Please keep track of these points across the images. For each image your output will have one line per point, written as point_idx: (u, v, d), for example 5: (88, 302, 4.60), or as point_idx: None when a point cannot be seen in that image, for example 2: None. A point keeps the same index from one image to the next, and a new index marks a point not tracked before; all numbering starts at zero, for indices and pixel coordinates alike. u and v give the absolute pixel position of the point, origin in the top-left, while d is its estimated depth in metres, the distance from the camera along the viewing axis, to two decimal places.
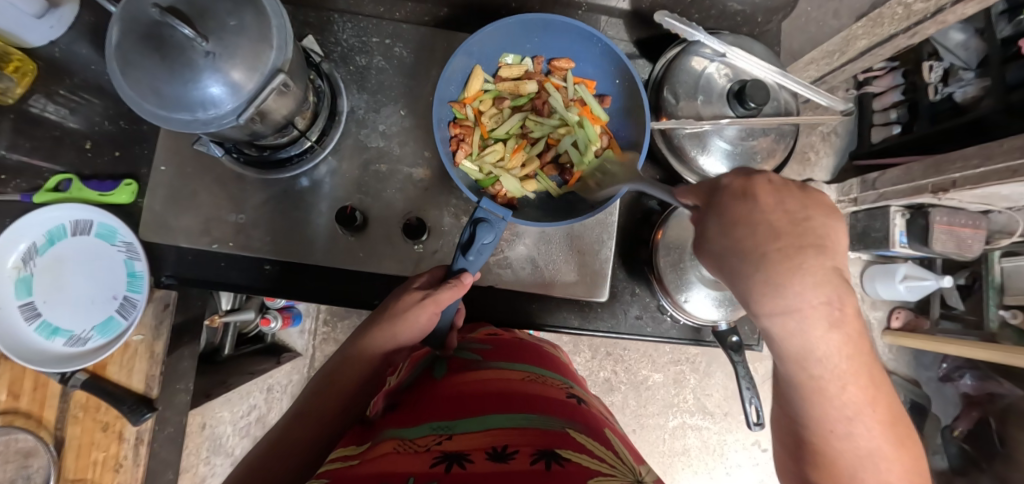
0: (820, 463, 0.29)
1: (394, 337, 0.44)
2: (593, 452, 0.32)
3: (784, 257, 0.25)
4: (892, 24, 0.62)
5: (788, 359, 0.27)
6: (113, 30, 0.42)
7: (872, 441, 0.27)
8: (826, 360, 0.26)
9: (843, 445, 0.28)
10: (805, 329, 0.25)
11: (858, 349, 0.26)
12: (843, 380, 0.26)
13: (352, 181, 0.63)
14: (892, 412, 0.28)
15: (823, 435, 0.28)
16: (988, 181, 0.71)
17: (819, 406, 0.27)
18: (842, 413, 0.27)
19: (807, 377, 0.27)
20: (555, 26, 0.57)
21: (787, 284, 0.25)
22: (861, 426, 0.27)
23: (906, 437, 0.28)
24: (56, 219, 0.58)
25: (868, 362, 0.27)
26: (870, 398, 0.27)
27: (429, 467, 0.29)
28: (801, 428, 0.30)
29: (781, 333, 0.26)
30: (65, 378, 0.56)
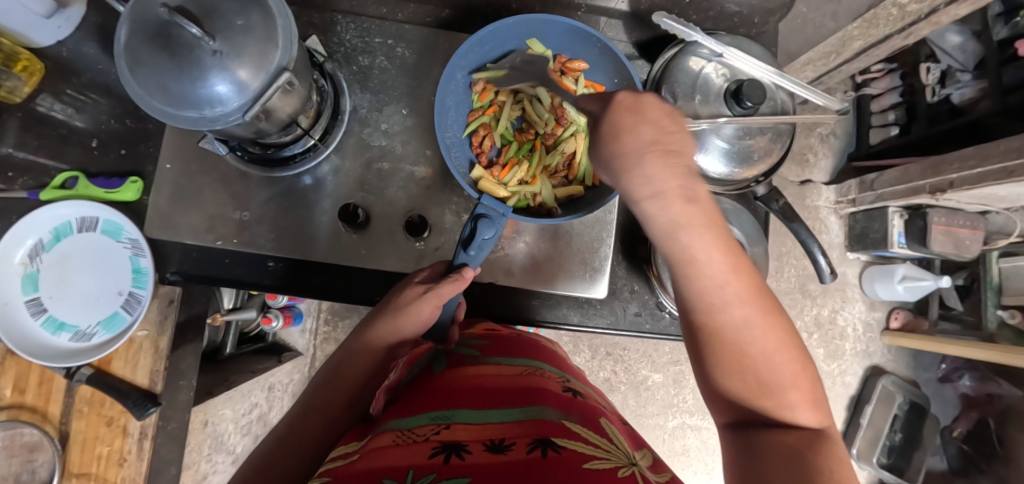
0: (711, 344, 0.33)
1: (396, 331, 0.45)
2: (589, 440, 0.32)
3: (650, 148, 0.34)
4: (889, 25, 0.64)
5: (662, 239, 0.35)
6: (122, 29, 0.43)
7: (743, 309, 0.32)
8: (688, 230, 0.34)
9: (721, 316, 0.33)
10: (665, 207, 0.34)
11: (710, 227, 0.34)
12: (704, 253, 0.34)
13: (355, 179, 0.63)
14: (759, 290, 0.34)
15: (707, 310, 0.33)
16: (985, 182, 0.71)
17: (694, 278, 0.34)
18: (714, 278, 0.33)
19: (678, 249, 0.34)
20: (554, 26, 0.57)
21: (637, 165, 0.35)
22: (729, 295, 0.33)
23: (778, 315, 0.33)
24: (63, 216, 0.59)
25: (719, 234, 0.34)
26: (733, 273, 0.33)
27: (428, 458, 0.30)
28: (691, 315, 0.35)
29: (653, 214, 0.35)
30: (70, 372, 0.57)
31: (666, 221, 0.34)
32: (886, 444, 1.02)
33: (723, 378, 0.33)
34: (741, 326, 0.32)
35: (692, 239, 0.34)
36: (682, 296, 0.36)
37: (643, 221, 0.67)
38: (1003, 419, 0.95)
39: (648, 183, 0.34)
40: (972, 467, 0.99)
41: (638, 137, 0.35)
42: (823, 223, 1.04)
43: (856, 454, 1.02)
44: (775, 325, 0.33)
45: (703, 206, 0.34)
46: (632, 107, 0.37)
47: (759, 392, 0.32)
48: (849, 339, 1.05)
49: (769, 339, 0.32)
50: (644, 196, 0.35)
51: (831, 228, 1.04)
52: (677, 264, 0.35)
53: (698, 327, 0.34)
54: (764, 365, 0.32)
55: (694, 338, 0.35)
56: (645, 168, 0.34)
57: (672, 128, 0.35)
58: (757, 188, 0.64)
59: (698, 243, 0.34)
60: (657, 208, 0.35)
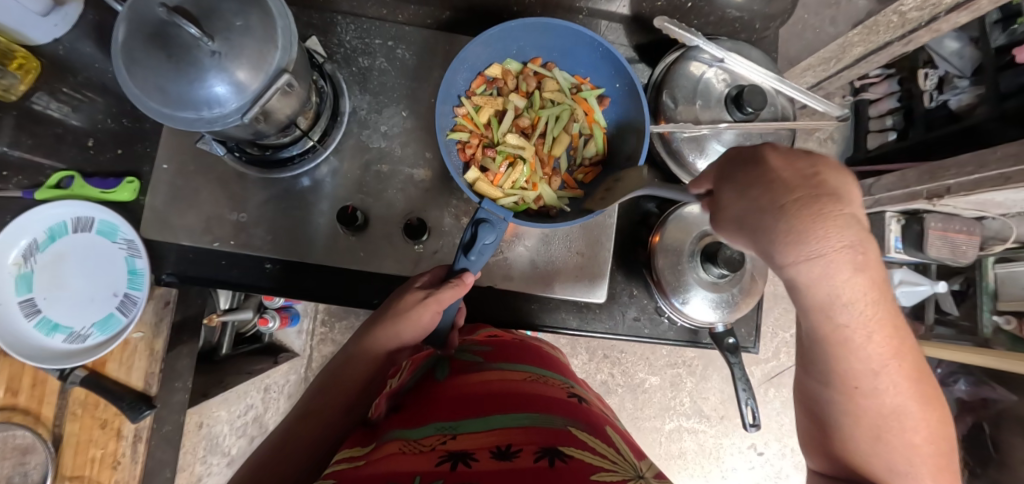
0: (850, 421, 0.34)
1: (396, 336, 0.45)
2: (594, 448, 0.32)
3: (796, 202, 0.31)
4: (888, 31, 0.64)
5: (816, 311, 0.32)
6: (120, 28, 0.42)
7: (898, 400, 0.33)
8: (850, 311, 0.31)
9: (868, 401, 0.33)
10: (833, 278, 0.30)
11: (879, 304, 0.31)
12: (864, 339, 0.32)
13: (354, 181, 0.63)
14: (917, 370, 0.33)
15: (851, 398, 0.34)
16: (982, 188, 0.71)
17: (847, 364, 0.33)
18: (872, 372, 0.32)
19: (835, 334, 0.32)
20: (554, 29, 0.57)
21: (810, 233, 0.30)
22: (883, 383, 0.32)
23: (930, 391, 0.34)
24: (57, 216, 0.58)
25: (886, 317, 0.32)
26: (891, 353, 0.32)
27: (435, 466, 0.29)
28: (831, 390, 0.35)
29: (808, 283, 0.31)
30: (64, 375, 0.56)
31: (829, 295, 0.31)
32: None
33: (853, 449, 0.35)
34: (893, 412, 0.33)
35: (855, 324, 0.31)
36: (824, 373, 0.35)
37: (642, 224, 0.67)
38: (998, 424, 0.95)
39: (813, 251, 0.30)
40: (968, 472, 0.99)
41: (779, 196, 0.32)
42: None
43: None
44: (921, 407, 0.33)
45: (871, 273, 0.31)
46: (748, 159, 0.36)
47: (886, 471, 0.34)
48: None
49: (920, 418, 0.33)
50: (796, 262, 0.31)
51: None
52: (826, 345, 0.33)
53: (834, 406, 0.35)
54: (903, 448, 0.33)
55: (829, 404, 0.35)
56: (817, 235, 0.30)
57: (812, 180, 0.32)
58: None
59: (854, 324, 0.31)
60: (811, 276, 0.31)
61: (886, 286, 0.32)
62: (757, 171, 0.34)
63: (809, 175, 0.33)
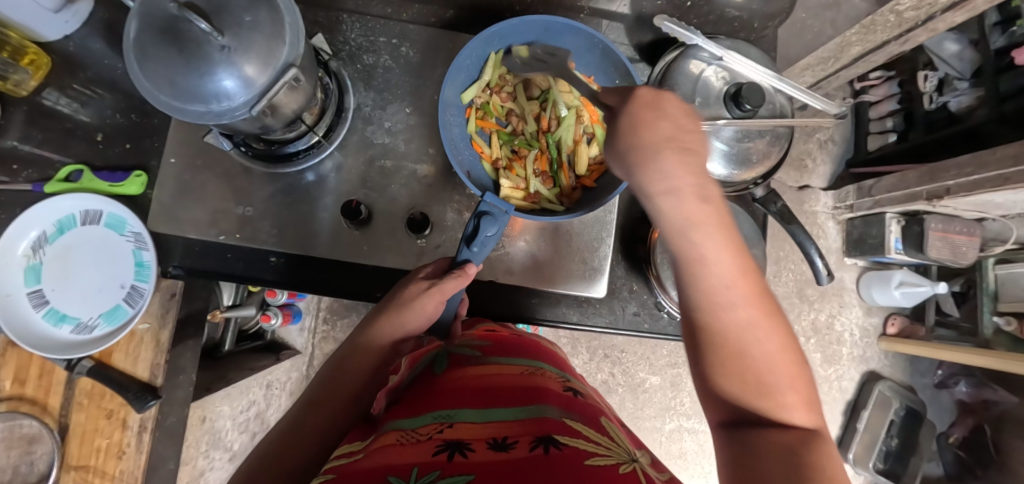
0: (715, 340, 0.32)
1: (401, 326, 0.46)
2: (589, 436, 0.33)
3: (668, 144, 0.35)
4: (886, 31, 0.65)
5: (674, 238, 0.35)
6: (131, 25, 0.43)
7: (748, 313, 0.32)
8: (698, 230, 0.33)
9: (725, 316, 0.32)
10: (680, 204, 0.34)
11: (721, 225, 0.34)
12: (712, 252, 0.33)
13: (358, 177, 0.64)
14: (765, 295, 0.33)
15: (712, 313, 0.33)
16: (981, 188, 0.72)
17: (701, 276, 0.33)
18: (723, 283, 0.33)
19: (691, 252, 0.34)
20: (557, 27, 0.58)
21: (659, 164, 0.34)
22: (734, 296, 0.32)
23: (781, 320, 0.33)
24: (67, 209, 0.59)
25: (726, 237, 0.33)
26: (738, 272, 0.33)
27: (432, 456, 0.30)
28: (693, 313, 0.34)
29: (665, 212, 0.35)
30: (71, 365, 0.57)
31: (678, 219, 0.34)
32: (883, 450, 1.02)
33: (718, 377, 0.32)
34: (745, 329, 0.32)
35: (705, 242, 0.33)
36: (686, 296, 0.35)
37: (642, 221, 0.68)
38: (998, 426, 0.95)
39: (663, 181, 0.34)
40: (968, 473, 0.99)
41: (655, 132, 0.35)
42: (821, 229, 1.05)
43: (852, 458, 1.03)
44: (777, 330, 0.32)
45: (715, 206, 0.34)
46: (651, 103, 0.37)
47: (757, 393, 0.31)
48: (846, 344, 1.06)
49: (769, 339, 0.31)
50: (659, 194, 0.35)
51: (829, 233, 1.05)
52: (685, 261, 0.34)
53: (701, 329, 0.33)
54: (763, 366, 0.31)
55: (696, 331, 0.34)
56: (662, 164, 0.34)
57: (689, 129, 0.35)
58: (755, 190, 0.64)
59: (705, 240, 0.33)
60: (667, 205, 0.34)
61: (729, 223, 0.35)
62: (644, 116, 0.36)
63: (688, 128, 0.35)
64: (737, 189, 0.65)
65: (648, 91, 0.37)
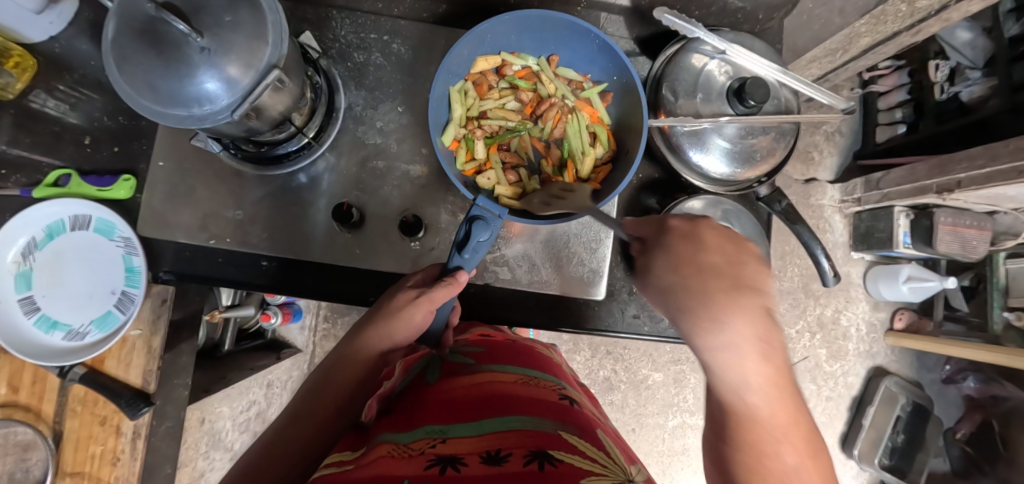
0: None
1: (389, 336, 0.44)
2: (585, 452, 0.32)
3: (727, 291, 0.29)
4: (897, 21, 0.62)
5: (723, 389, 0.31)
6: (109, 26, 0.42)
7: (799, 464, 0.30)
8: (756, 389, 0.30)
9: (773, 468, 0.29)
10: (738, 359, 0.29)
11: (780, 382, 0.30)
12: (767, 410, 0.30)
13: (351, 178, 0.62)
14: (814, 442, 0.31)
15: (759, 462, 0.30)
16: (993, 182, 0.69)
17: (752, 434, 0.30)
18: (777, 433, 0.30)
19: (743, 408, 0.30)
20: (551, 22, 0.56)
21: (721, 320, 0.29)
22: (787, 452, 0.30)
23: (826, 466, 0.31)
24: (55, 214, 0.58)
25: (784, 389, 0.30)
26: (793, 424, 0.30)
27: (424, 470, 0.29)
28: (735, 465, 0.31)
29: (721, 367, 0.30)
30: (63, 372, 0.57)
31: (738, 376, 0.29)
32: (888, 446, 1.01)
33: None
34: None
35: (761, 401, 0.30)
36: (726, 438, 0.32)
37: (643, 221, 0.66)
38: (1006, 421, 0.93)
39: (722, 337, 0.29)
40: (975, 469, 0.98)
41: (703, 275, 0.30)
42: (827, 222, 1.03)
43: (858, 455, 1.01)
44: (822, 480, 0.30)
45: (777, 363, 0.30)
46: (686, 234, 0.33)
47: None
48: (852, 339, 1.04)
49: None
50: (712, 348, 0.29)
51: (836, 228, 1.03)
52: (732, 413, 0.31)
53: (741, 469, 0.31)
54: None
55: (730, 473, 0.31)
56: (721, 318, 0.29)
57: (744, 262, 0.31)
58: (759, 188, 0.62)
59: (763, 398, 0.30)
60: (725, 360, 0.30)
61: (788, 369, 0.31)
62: (689, 252, 0.32)
63: (737, 262, 0.31)
64: (741, 187, 0.62)
65: (683, 223, 0.35)
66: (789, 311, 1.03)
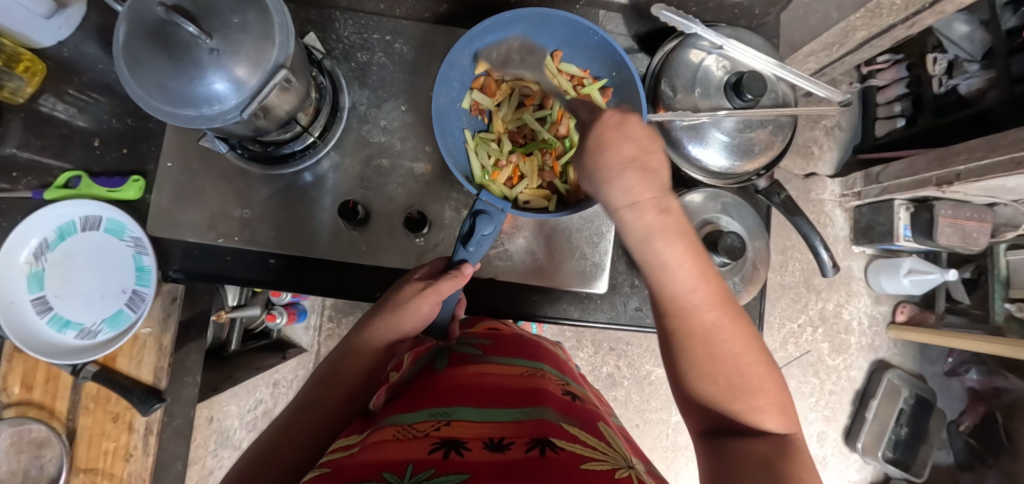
0: (685, 346, 0.37)
1: (395, 327, 0.45)
2: (586, 441, 0.33)
3: (629, 163, 0.41)
4: (892, 14, 0.63)
5: (640, 249, 0.41)
6: (120, 29, 0.43)
7: (719, 323, 0.37)
8: (661, 239, 0.39)
9: (694, 320, 0.37)
10: (640, 215, 0.40)
11: (684, 238, 0.39)
12: (676, 260, 0.39)
13: (355, 176, 0.63)
14: (727, 299, 0.38)
15: (682, 317, 0.38)
16: (992, 174, 0.71)
17: (671, 287, 0.39)
18: (691, 293, 0.38)
19: (655, 259, 0.40)
20: (551, 20, 0.57)
21: (616, 180, 0.41)
22: (699, 301, 0.38)
23: (744, 322, 0.38)
24: (67, 215, 0.59)
25: (689, 246, 0.39)
26: (700, 278, 0.39)
27: (428, 453, 0.30)
28: (667, 319, 0.39)
29: (632, 223, 0.40)
30: (76, 370, 0.58)
31: (641, 229, 0.40)
32: (892, 438, 1.02)
33: (697, 383, 0.37)
34: (714, 331, 0.37)
35: (666, 250, 0.39)
36: (659, 305, 0.40)
37: None
38: (1010, 413, 0.94)
39: (625, 196, 0.40)
40: (980, 461, 0.98)
41: (619, 149, 0.41)
42: (828, 217, 1.03)
43: (861, 448, 1.01)
44: (743, 335, 0.37)
45: (674, 217, 0.40)
46: (616, 126, 0.43)
47: (730, 396, 0.35)
48: (854, 333, 1.05)
49: (734, 338, 0.37)
50: (622, 206, 0.41)
51: (837, 222, 1.03)
52: (652, 271, 0.40)
53: (676, 337, 0.38)
54: (735, 367, 0.36)
55: (670, 337, 0.39)
56: (623, 180, 0.40)
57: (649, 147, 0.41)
58: (758, 181, 0.62)
59: (675, 256, 0.39)
60: (636, 217, 0.40)
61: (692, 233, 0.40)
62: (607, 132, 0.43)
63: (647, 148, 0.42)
64: (740, 181, 0.63)
65: (614, 115, 0.44)
66: (790, 305, 1.04)
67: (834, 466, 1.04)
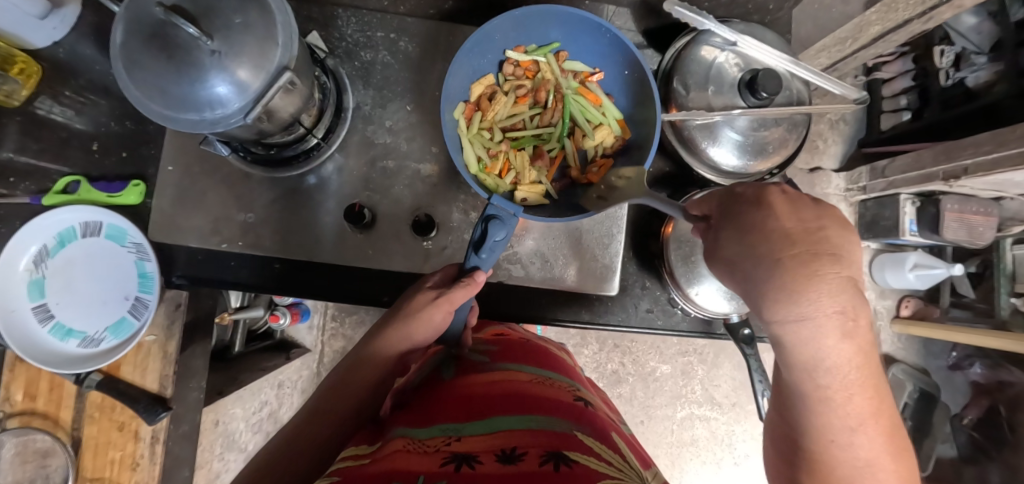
0: (815, 471, 0.31)
1: (407, 337, 0.44)
2: (601, 455, 0.32)
3: (795, 259, 0.29)
4: (907, 9, 0.59)
5: (796, 366, 0.31)
6: (118, 30, 0.41)
7: (875, 452, 0.30)
8: (831, 355, 0.29)
9: (843, 452, 0.30)
10: (818, 337, 0.29)
11: (861, 364, 0.30)
12: (845, 394, 0.30)
13: (360, 178, 0.62)
14: (893, 426, 0.31)
15: (828, 446, 0.30)
16: (1000, 167, 0.69)
17: (824, 414, 0.30)
18: (845, 402, 0.30)
19: (815, 387, 0.30)
20: (560, 16, 0.55)
21: (804, 294, 0.28)
22: (861, 437, 0.30)
23: (903, 449, 0.31)
24: (66, 221, 0.58)
25: (866, 369, 0.30)
26: (870, 409, 0.30)
27: (440, 466, 0.29)
28: (803, 439, 0.32)
29: (793, 341, 0.30)
30: (79, 379, 0.57)
31: (812, 349, 0.29)
32: None
33: None
34: (864, 468, 0.30)
35: (833, 380, 0.30)
36: (796, 419, 0.32)
37: (653, 215, 0.66)
38: (1012, 406, 0.93)
39: (806, 313, 0.28)
40: (983, 455, 0.98)
41: (772, 242, 0.30)
42: (835, 212, 1.02)
43: None
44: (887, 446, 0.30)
45: (860, 339, 0.29)
46: (791, 203, 0.32)
47: None
48: None
49: (892, 475, 0.30)
50: (786, 321, 0.29)
51: (843, 216, 1.02)
52: (804, 394, 0.31)
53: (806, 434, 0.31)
54: None
55: (799, 451, 0.32)
56: (809, 297, 0.28)
57: (820, 233, 0.30)
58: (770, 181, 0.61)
59: (838, 381, 0.30)
60: (798, 336, 0.29)
61: (871, 344, 0.30)
62: (762, 221, 0.32)
63: (814, 228, 0.30)
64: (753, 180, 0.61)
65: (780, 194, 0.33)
66: None
67: None
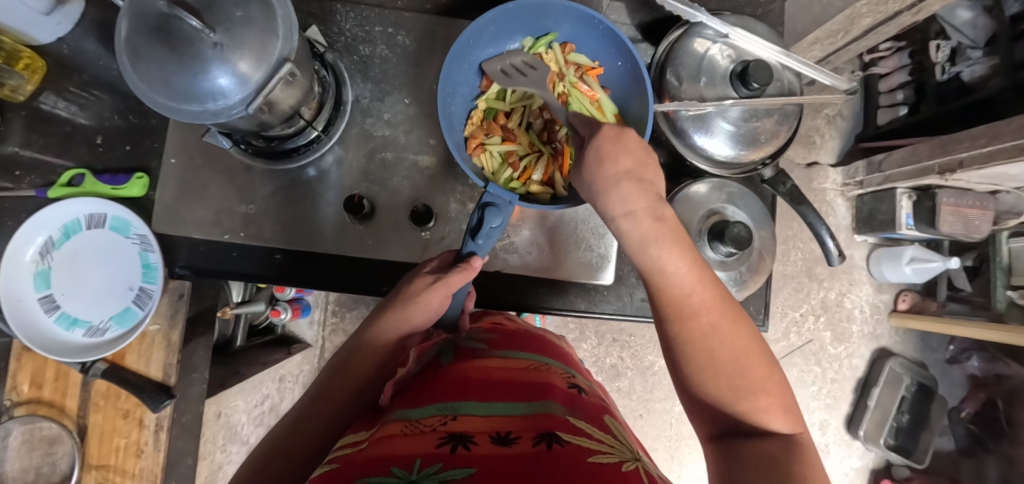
0: (683, 351, 0.36)
1: (406, 320, 0.45)
2: (592, 434, 0.33)
3: (624, 174, 0.39)
4: (899, 2, 0.63)
5: (638, 259, 0.39)
6: (122, 24, 0.42)
7: (715, 320, 0.35)
8: (656, 246, 0.38)
9: (694, 324, 0.35)
10: (637, 223, 0.39)
11: (679, 243, 0.38)
12: (673, 264, 0.37)
13: (359, 170, 0.63)
14: (725, 300, 0.37)
15: (682, 324, 0.36)
16: (996, 160, 0.70)
17: (665, 290, 0.37)
18: (687, 291, 0.36)
19: (653, 266, 0.38)
20: (555, 10, 0.56)
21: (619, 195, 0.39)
22: (700, 306, 0.36)
23: (745, 325, 0.36)
24: (72, 213, 0.59)
25: (687, 250, 0.38)
26: (699, 282, 0.37)
27: (435, 448, 0.30)
28: (668, 326, 0.37)
29: (630, 234, 0.39)
30: (85, 367, 0.58)
31: (638, 239, 0.39)
32: (894, 426, 1.02)
33: (698, 387, 0.35)
34: (711, 336, 0.35)
35: (664, 256, 0.37)
36: (658, 310, 0.38)
37: None
38: (1010, 400, 0.94)
39: (621, 205, 0.39)
40: (980, 447, 0.99)
41: (617, 164, 0.39)
42: (831, 206, 1.03)
43: (863, 435, 1.02)
44: (741, 335, 0.35)
45: (669, 224, 0.38)
46: (614, 138, 0.40)
47: (733, 399, 0.34)
48: (856, 321, 1.05)
49: (737, 343, 0.35)
50: (618, 216, 0.39)
51: (839, 211, 1.03)
52: (649, 276, 0.38)
53: (675, 339, 0.36)
54: (736, 371, 0.34)
55: (669, 343, 0.37)
56: (620, 193, 0.39)
57: (644, 158, 0.40)
58: (763, 171, 0.62)
59: (670, 257, 0.37)
60: (634, 227, 0.39)
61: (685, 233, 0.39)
62: (603, 146, 0.40)
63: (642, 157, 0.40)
64: (746, 170, 0.63)
65: (609, 127, 0.40)
66: (792, 294, 1.04)
67: (836, 453, 1.05)
